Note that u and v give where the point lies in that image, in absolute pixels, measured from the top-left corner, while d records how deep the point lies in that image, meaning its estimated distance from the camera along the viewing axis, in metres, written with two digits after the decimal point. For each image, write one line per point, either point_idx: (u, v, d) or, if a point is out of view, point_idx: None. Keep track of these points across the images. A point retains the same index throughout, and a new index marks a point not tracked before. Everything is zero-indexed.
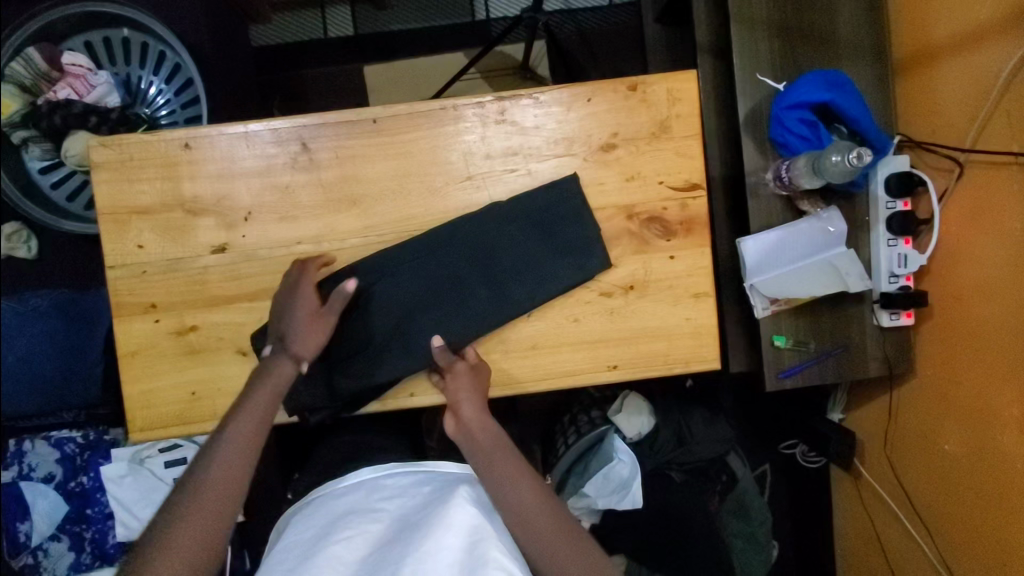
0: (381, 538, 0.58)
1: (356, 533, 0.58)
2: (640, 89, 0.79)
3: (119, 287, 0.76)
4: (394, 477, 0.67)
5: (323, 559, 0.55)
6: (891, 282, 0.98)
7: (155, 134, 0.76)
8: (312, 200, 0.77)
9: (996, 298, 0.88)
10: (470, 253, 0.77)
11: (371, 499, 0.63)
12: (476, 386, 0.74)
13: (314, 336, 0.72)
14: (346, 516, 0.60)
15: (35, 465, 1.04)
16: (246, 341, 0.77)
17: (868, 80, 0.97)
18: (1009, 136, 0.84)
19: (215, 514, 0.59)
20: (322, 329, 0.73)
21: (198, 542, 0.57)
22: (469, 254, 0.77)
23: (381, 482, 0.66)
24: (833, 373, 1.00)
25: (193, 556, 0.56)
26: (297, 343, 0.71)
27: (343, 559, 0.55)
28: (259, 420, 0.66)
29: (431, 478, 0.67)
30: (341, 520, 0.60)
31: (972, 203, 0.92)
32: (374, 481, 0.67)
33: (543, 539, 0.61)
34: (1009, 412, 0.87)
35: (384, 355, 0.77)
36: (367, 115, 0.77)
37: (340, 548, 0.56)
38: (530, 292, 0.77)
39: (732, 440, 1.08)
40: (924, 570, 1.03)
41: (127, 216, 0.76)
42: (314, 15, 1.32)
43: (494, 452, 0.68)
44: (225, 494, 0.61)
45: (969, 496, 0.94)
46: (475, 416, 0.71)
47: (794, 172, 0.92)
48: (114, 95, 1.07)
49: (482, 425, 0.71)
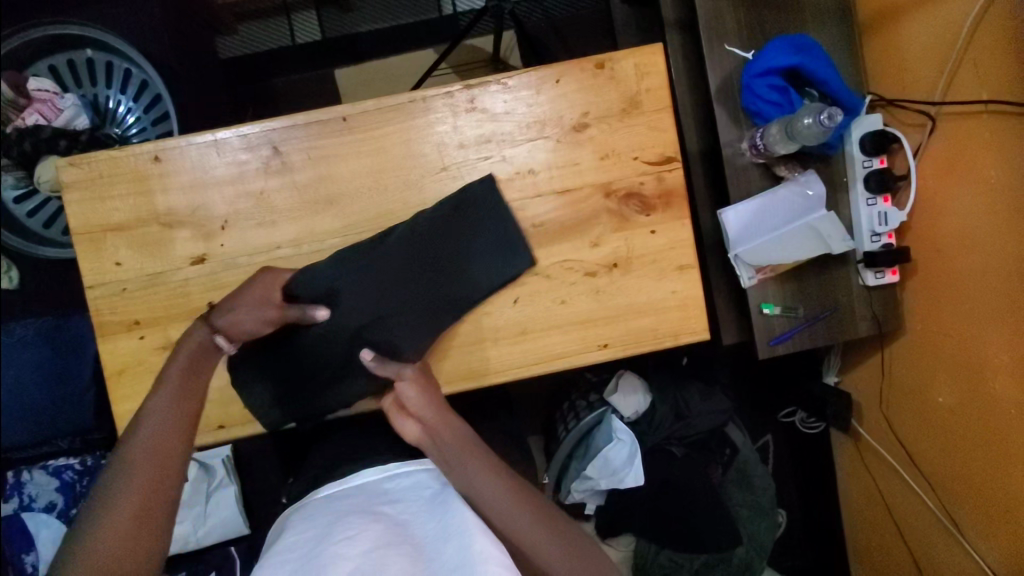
0: (385, 536, 0.54)
1: (359, 531, 0.54)
2: (607, 67, 0.79)
3: (100, 306, 0.76)
4: (396, 481, 0.64)
5: (325, 559, 0.51)
6: (874, 241, 0.99)
7: (123, 150, 0.75)
8: (289, 203, 0.76)
9: (977, 247, 0.89)
10: (416, 251, 0.76)
11: (374, 502, 0.60)
12: (430, 391, 0.70)
13: (252, 323, 0.69)
14: (347, 517, 0.56)
15: (34, 495, 1.03)
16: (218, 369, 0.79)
17: (835, 41, 0.97)
18: (977, 85, 0.85)
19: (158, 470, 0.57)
20: (263, 318, 0.70)
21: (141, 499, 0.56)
22: (429, 262, 0.76)
23: (382, 488, 0.64)
24: (824, 335, 1.00)
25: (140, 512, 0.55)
26: (234, 315, 0.69)
27: (347, 555, 0.51)
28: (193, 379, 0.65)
29: (432, 480, 0.64)
30: (341, 522, 0.56)
31: (947, 155, 0.93)
32: (374, 487, 0.64)
33: (526, 534, 0.60)
34: (999, 358, 0.88)
35: (349, 364, 0.77)
36: (335, 113, 0.76)
37: (343, 547, 0.52)
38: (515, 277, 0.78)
39: (730, 411, 1.08)
40: (927, 521, 1.04)
41: (102, 235, 0.76)
42: (280, 23, 1.30)
43: (459, 452, 0.64)
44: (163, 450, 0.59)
45: (966, 443, 0.96)
46: (437, 417, 0.67)
47: (768, 138, 0.92)
48: (82, 117, 1.05)
49: (432, 430, 0.66)
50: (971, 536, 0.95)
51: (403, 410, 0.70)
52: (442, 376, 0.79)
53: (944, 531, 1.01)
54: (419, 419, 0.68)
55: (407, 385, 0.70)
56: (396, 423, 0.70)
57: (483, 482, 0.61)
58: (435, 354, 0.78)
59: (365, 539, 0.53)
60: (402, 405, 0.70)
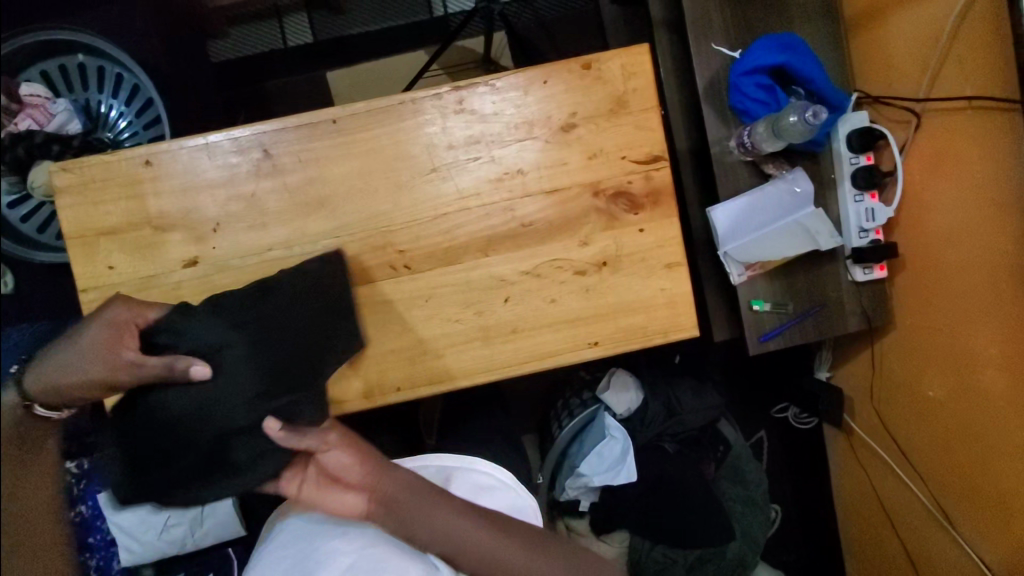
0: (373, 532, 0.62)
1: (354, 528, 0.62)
2: (594, 67, 0.79)
3: (94, 310, 0.76)
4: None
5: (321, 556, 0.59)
6: (861, 237, 1.00)
7: (114, 154, 0.76)
8: (280, 205, 0.77)
9: (964, 243, 0.90)
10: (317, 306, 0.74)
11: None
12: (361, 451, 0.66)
13: (94, 362, 0.68)
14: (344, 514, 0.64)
15: None
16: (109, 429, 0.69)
17: (822, 39, 0.98)
18: (961, 82, 0.86)
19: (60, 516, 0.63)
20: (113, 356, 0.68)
21: None
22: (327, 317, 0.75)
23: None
24: (814, 331, 1.01)
25: None
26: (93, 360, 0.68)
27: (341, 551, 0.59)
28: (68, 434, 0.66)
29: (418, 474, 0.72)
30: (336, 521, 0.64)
31: (933, 151, 0.94)
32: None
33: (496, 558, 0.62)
34: (988, 352, 0.89)
35: (248, 433, 0.67)
36: (325, 116, 0.77)
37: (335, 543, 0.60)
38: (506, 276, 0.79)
39: (722, 407, 1.09)
40: (920, 514, 1.05)
41: (95, 238, 0.76)
42: (271, 26, 1.32)
43: (414, 501, 0.63)
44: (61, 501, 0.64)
45: (956, 436, 0.97)
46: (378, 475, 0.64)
47: (755, 137, 0.93)
48: (74, 122, 1.06)
49: (380, 498, 0.63)
50: (962, 528, 0.97)
51: (332, 479, 0.65)
52: (434, 375, 0.79)
53: (935, 523, 1.02)
54: (358, 487, 0.64)
55: (338, 455, 0.65)
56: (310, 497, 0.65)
57: (445, 524, 0.62)
58: (427, 353, 0.79)
59: (356, 537, 0.61)
60: (332, 475, 0.66)
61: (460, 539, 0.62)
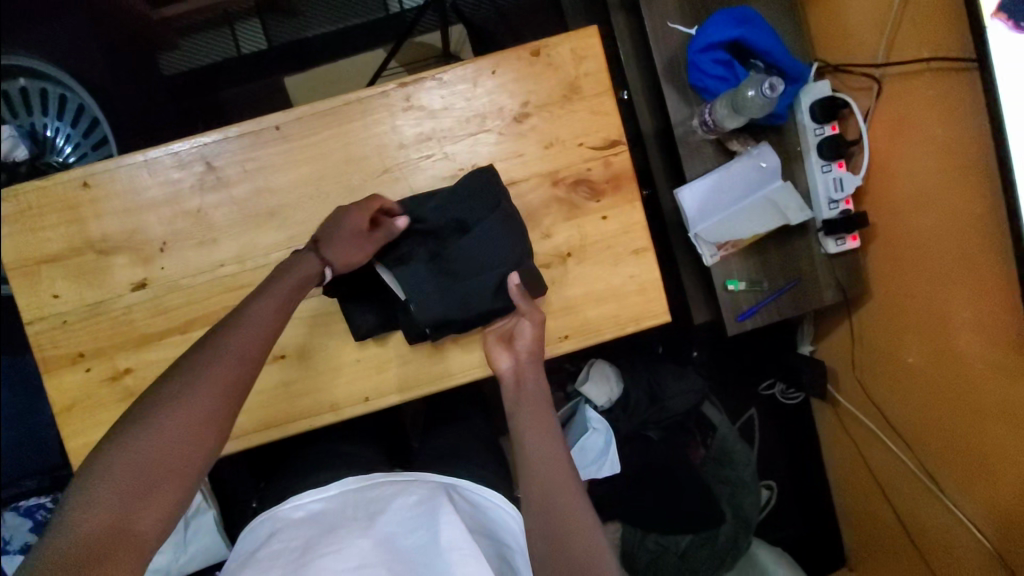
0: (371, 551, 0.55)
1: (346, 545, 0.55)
2: (544, 53, 0.77)
3: (42, 341, 0.73)
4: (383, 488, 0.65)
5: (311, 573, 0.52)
6: (831, 208, 0.99)
7: (50, 177, 0.73)
8: (228, 219, 0.74)
9: (931, 206, 0.90)
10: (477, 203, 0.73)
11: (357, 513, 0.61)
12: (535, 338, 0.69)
13: (359, 254, 0.69)
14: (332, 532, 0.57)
15: (10, 536, 0.99)
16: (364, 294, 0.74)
17: (777, 9, 0.97)
18: (917, 44, 0.84)
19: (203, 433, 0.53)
20: (361, 251, 0.69)
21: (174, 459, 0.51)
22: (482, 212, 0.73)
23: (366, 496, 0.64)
24: (791, 307, 1.00)
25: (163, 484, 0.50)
26: (333, 250, 0.68)
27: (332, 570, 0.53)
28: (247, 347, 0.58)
29: (417, 486, 0.65)
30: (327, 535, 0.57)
31: (894, 117, 0.93)
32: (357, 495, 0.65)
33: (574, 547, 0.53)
34: (962, 314, 0.88)
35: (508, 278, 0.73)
36: (268, 122, 0.74)
37: (326, 561, 0.54)
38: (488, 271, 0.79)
39: (704, 389, 1.08)
40: (909, 481, 1.05)
41: (37, 267, 0.73)
42: (223, 33, 1.27)
43: (539, 428, 0.62)
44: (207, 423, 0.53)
45: (936, 400, 0.96)
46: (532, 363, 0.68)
47: (716, 114, 0.91)
48: (20, 148, 1.02)
49: (521, 378, 0.67)
50: (951, 493, 0.96)
51: (507, 344, 0.69)
52: (403, 382, 0.77)
53: (924, 489, 1.01)
54: (515, 357, 0.68)
55: (528, 328, 0.69)
56: (493, 353, 0.69)
57: (534, 427, 0.62)
58: (393, 359, 0.77)
59: (350, 555, 0.54)
60: (510, 336, 0.70)
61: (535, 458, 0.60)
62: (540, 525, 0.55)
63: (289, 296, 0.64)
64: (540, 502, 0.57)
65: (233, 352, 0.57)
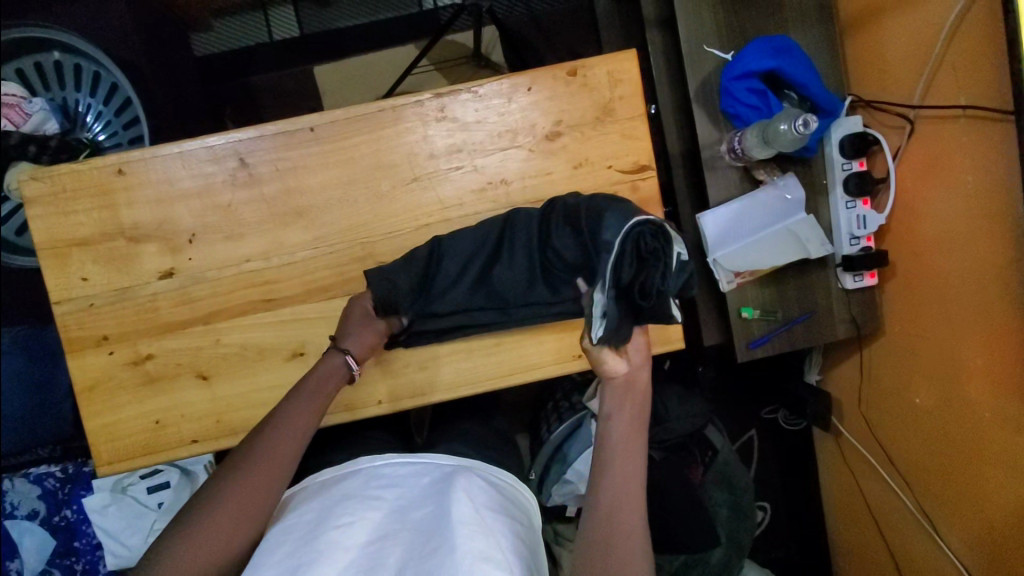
0: (383, 526, 0.58)
1: (356, 518, 0.58)
2: (580, 74, 0.77)
3: (68, 322, 0.75)
4: (394, 464, 0.66)
5: (324, 544, 0.55)
6: (852, 244, 0.98)
7: (87, 162, 0.74)
8: (256, 215, 0.75)
9: (953, 250, 0.89)
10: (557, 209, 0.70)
11: (369, 484, 0.63)
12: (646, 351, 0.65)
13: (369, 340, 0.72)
14: (344, 502, 0.60)
15: (17, 502, 1.00)
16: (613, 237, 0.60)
17: (815, 41, 0.96)
18: (955, 89, 0.84)
19: (243, 505, 0.57)
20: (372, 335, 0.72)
21: (225, 527, 0.56)
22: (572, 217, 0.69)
23: (379, 471, 0.65)
24: (801, 339, 1.00)
25: (214, 541, 0.55)
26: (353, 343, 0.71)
27: (346, 545, 0.56)
28: (296, 429, 0.63)
29: (429, 467, 0.67)
30: (340, 505, 0.60)
31: (927, 156, 0.92)
32: (371, 468, 0.66)
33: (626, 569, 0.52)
34: (975, 362, 0.88)
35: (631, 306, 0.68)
36: (303, 123, 0.75)
37: (340, 533, 0.56)
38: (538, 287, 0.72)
39: (708, 413, 1.10)
40: (906, 518, 1.05)
41: (67, 249, 0.75)
42: (256, 17, 1.28)
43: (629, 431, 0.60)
44: (248, 496, 0.57)
45: (942, 443, 0.96)
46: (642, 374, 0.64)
47: (745, 143, 0.91)
48: (51, 122, 1.00)
49: (634, 386, 0.63)
50: (947, 534, 0.96)
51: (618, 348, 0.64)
52: (416, 388, 0.79)
53: (920, 528, 1.02)
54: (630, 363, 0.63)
55: (640, 343, 0.64)
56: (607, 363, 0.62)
57: (617, 432, 0.59)
58: (408, 364, 0.78)
59: (360, 530, 0.57)
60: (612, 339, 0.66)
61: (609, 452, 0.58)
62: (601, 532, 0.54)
63: (317, 407, 0.65)
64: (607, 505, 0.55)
65: (255, 479, 0.58)
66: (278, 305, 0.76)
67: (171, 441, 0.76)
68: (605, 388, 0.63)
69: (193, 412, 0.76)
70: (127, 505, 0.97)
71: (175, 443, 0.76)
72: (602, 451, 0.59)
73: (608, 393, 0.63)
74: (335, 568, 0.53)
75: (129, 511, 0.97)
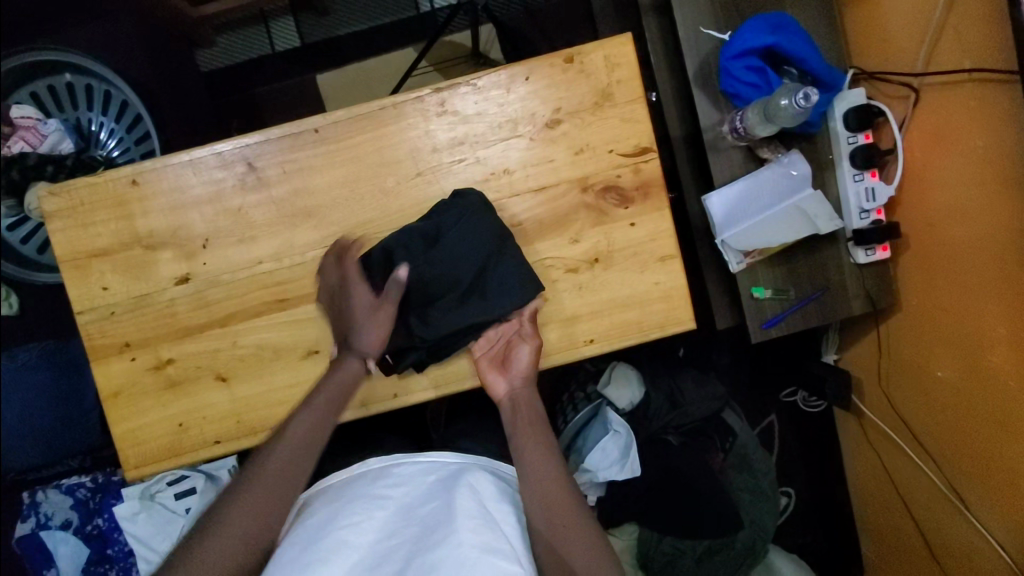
0: (390, 523, 0.60)
1: (363, 518, 0.60)
2: (577, 60, 0.78)
3: (91, 330, 0.77)
4: (403, 464, 0.68)
5: (332, 543, 0.57)
6: (863, 218, 0.97)
7: (102, 175, 0.76)
8: (266, 217, 0.77)
9: (968, 218, 0.88)
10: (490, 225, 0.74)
11: (377, 482, 0.65)
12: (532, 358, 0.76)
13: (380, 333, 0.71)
14: (352, 503, 0.61)
15: (50, 514, 1.02)
16: (480, 257, 0.73)
17: (814, 15, 0.95)
18: (959, 54, 0.83)
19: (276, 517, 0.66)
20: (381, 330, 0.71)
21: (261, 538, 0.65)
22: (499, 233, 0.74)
23: (387, 471, 0.67)
24: (817, 316, 0.99)
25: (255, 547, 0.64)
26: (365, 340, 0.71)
27: (354, 543, 0.57)
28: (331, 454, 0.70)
29: (437, 465, 0.68)
30: (348, 506, 0.61)
31: (933, 124, 0.91)
32: (378, 470, 0.68)
33: (564, 533, 0.64)
34: (996, 332, 0.86)
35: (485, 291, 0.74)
36: (307, 125, 0.76)
37: (348, 531, 0.58)
38: (496, 299, 0.74)
39: (725, 396, 1.10)
40: (935, 496, 1.03)
41: (87, 260, 0.77)
42: (258, 30, 1.31)
43: (533, 427, 0.72)
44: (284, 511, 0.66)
45: (968, 416, 0.94)
46: (524, 390, 0.75)
47: (747, 121, 0.91)
48: (67, 141, 1.03)
49: (516, 400, 0.74)
50: (978, 511, 0.94)
51: (502, 369, 0.76)
52: (430, 381, 0.79)
53: (951, 507, 0.99)
54: (511, 382, 0.75)
55: (526, 355, 0.75)
56: (489, 376, 0.76)
57: (523, 433, 0.72)
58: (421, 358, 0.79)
59: (368, 530, 0.59)
60: (505, 360, 0.76)
61: (534, 496, 0.66)
62: (550, 561, 0.62)
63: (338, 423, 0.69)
64: (548, 537, 0.64)
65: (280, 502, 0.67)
66: (292, 305, 0.77)
67: (194, 443, 0.78)
68: (500, 405, 0.75)
69: (214, 412, 0.78)
70: (157, 512, 0.98)
71: (198, 445, 0.78)
72: (518, 448, 0.71)
73: (505, 411, 0.75)
74: (345, 566, 0.55)
75: (159, 517, 0.98)
